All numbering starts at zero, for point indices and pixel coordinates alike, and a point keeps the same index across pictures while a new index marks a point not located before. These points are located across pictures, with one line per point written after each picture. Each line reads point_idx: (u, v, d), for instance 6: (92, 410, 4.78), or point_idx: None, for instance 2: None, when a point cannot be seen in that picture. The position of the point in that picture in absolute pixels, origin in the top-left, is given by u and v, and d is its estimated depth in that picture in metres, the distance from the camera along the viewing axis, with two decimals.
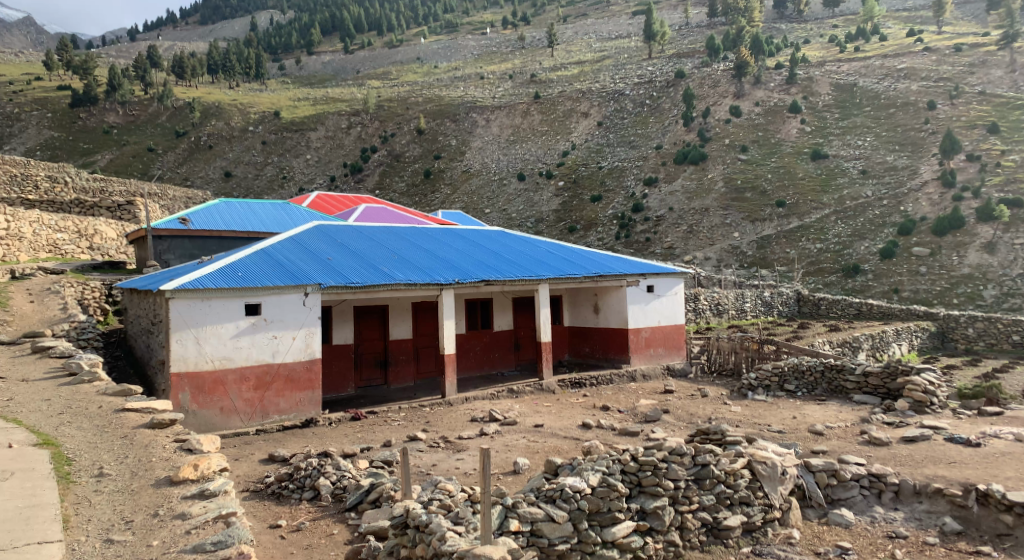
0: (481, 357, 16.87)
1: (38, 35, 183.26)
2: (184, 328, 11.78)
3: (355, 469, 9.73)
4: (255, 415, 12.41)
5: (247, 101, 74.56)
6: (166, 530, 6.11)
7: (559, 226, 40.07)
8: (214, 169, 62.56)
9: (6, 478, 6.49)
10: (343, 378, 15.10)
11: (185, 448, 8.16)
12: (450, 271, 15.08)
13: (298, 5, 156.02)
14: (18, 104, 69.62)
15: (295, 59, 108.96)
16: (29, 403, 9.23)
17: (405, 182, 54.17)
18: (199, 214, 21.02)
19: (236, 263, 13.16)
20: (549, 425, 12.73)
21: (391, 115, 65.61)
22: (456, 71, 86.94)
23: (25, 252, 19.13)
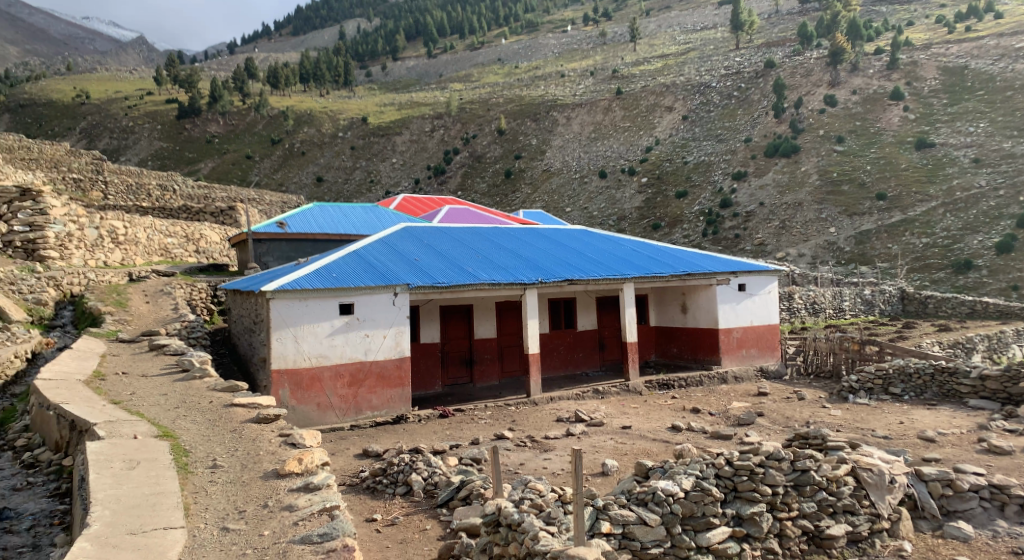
0: (566, 357, 16.85)
1: (148, 53, 196.92)
2: (283, 327, 12.33)
3: (446, 467, 9.94)
4: (349, 411, 12.86)
5: (336, 108, 77.41)
6: (276, 521, 6.45)
7: (642, 223, 39.52)
8: (306, 174, 65.26)
9: (133, 468, 7.00)
10: (431, 376, 15.42)
11: (288, 442, 8.57)
12: (534, 270, 15.14)
13: (384, 12, 160.72)
14: (132, 118, 75.12)
15: (382, 65, 112.27)
16: (149, 397, 9.92)
17: (487, 182, 54.74)
18: (295, 218, 21.98)
19: (330, 264, 13.69)
20: (637, 426, 12.57)
21: (473, 117, 66.48)
22: (537, 70, 87.11)
23: (142, 255, 20.39)
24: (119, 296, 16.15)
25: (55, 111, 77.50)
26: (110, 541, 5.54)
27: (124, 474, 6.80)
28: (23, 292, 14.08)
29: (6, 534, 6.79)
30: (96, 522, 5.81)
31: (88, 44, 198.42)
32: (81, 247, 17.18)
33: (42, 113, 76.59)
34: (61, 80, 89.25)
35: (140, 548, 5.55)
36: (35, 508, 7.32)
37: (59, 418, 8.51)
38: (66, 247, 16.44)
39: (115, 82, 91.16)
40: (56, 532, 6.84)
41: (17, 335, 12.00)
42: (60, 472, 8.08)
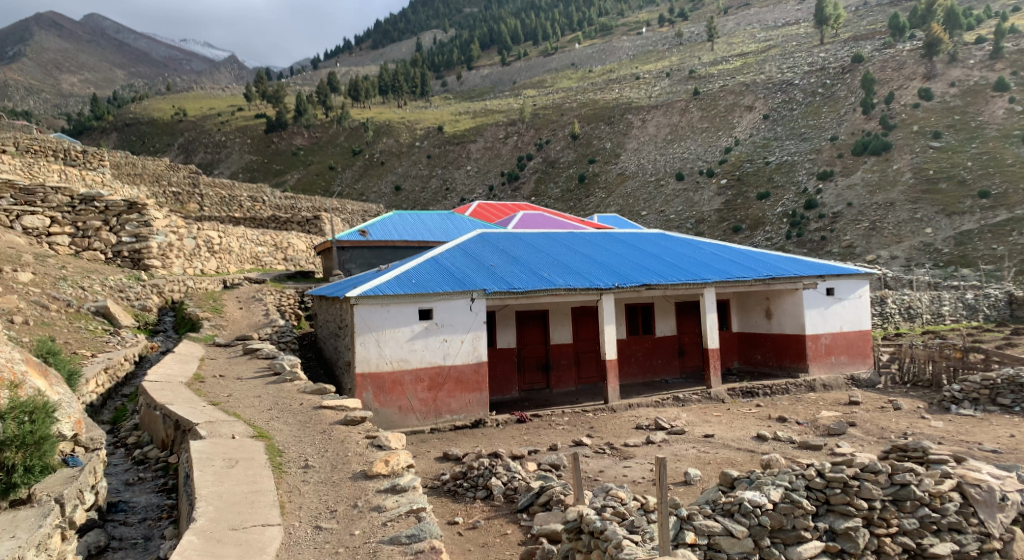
0: (644, 363, 16.63)
1: (239, 71, 207.53)
2: (366, 332, 12.70)
3: (525, 471, 9.99)
4: (429, 414, 13.11)
5: (414, 118, 79.28)
6: (366, 521, 6.66)
7: (722, 226, 38.61)
8: (384, 183, 67.02)
9: (232, 466, 7.38)
10: (508, 381, 15.52)
11: (375, 444, 8.84)
12: (610, 275, 15.03)
13: (459, 23, 163.68)
14: (225, 133, 79.35)
15: (457, 75, 114.24)
16: (245, 399, 10.42)
17: (561, 187, 54.66)
18: (376, 226, 22.63)
19: (410, 270, 14.01)
20: (720, 435, 12.27)
21: (547, 122, 66.64)
22: (611, 73, 86.47)
23: (235, 263, 21.43)
24: (215, 302, 17.04)
25: (156, 129, 82.86)
26: (215, 535, 5.85)
27: (225, 472, 7.17)
28: (130, 299, 15.06)
29: (122, 524, 7.30)
30: (202, 516, 6.14)
31: (186, 65, 210.97)
32: (180, 256, 18.14)
33: (145, 131, 82.01)
34: (162, 99, 95.37)
35: (241, 544, 5.84)
36: (146, 501, 7.84)
37: (165, 417, 9.08)
38: (167, 256, 17.40)
39: (209, 100, 96.58)
40: (165, 525, 7.30)
41: (126, 340, 12.85)
42: (167, 468, 8.65)
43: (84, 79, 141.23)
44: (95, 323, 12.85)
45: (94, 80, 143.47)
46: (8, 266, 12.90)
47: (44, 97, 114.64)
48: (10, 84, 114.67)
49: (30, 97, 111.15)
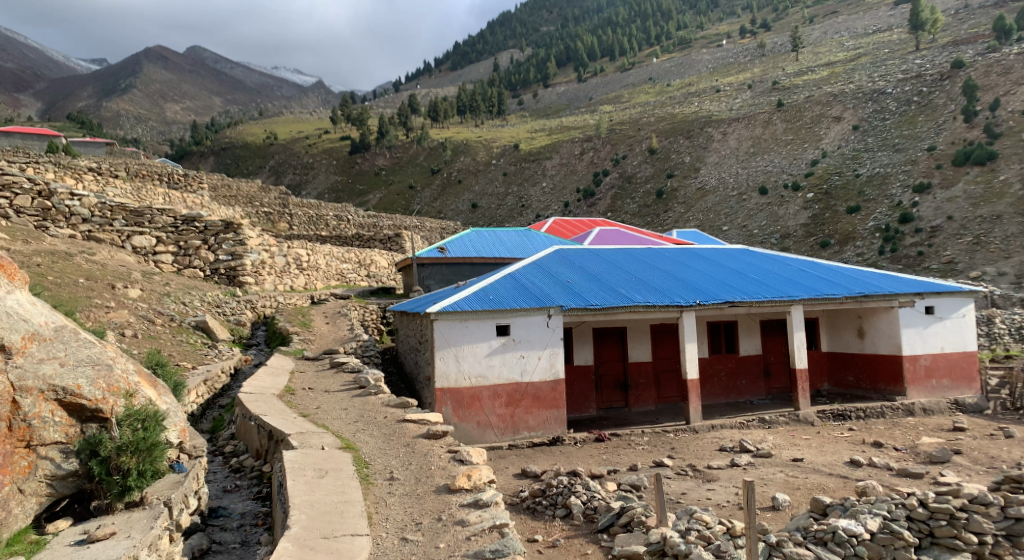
0: (727, 384, 16.17)
1: (326, 96, 217.19)
2: (445, 347, 12.94)
3: (605, 491, 9.89)
4: (507, 431, 13.19)
5: (491, 136, 80.46)
6: (450, 534, 6.77)
7: (809, 242, 37.37)
8: (462, 201, 68.21)
9: (323, 476, 7.68)
10: (585, 398, 15.41)
11: (457, 458, 8.96)
12: (691, 292, 14.75)
13: (536, 43, 165.62)
14: (312, 156, 83.16)
15: (534, 93, 115.43)
16: (333, 411, 10.79)
17: (638, 203, 54.13)
18: (454, 242, 23.05)
19: (488, 287, 14.17)
20: (809, 459, 11.78)
21: (623, 137, 66.20)
22: (690, 87, 85.09)
23: (322, 280, 22.31)
24: (304, 317, 17.77)
25: (250, 152, 87.75)
26: (308, 543, 6.08)
27: (316, 482, 7.45)
28: (227, 313, 15.91)
29: (222, 529, 7.69)
30: (295, 524, 6.39)
31: (277, 90, 222.44)
32: (272, 273, 19.05)
33: (240, 155, 86.95)
34: (255, 124, 100.86)
35: (332, 552, 6.05)
36: (243, 508, 8.23)
37: (259, 428, 9.52)
38: (260, 273, 18.31)
39: (298, 124, 101.36)
40: (260, 532, 7.65)
41: (223, 353, 13.56)
42: (261, 477, 9.07)
43: (185, 107, 151.25)
44: (196, 336, 13.65)
45: (194, 108, 153.44)
46: (119, 283, 13.88)
47: (150, 125, 123.42)
48: (121, 113, 124.24)
49: (139, 125, 120.05)
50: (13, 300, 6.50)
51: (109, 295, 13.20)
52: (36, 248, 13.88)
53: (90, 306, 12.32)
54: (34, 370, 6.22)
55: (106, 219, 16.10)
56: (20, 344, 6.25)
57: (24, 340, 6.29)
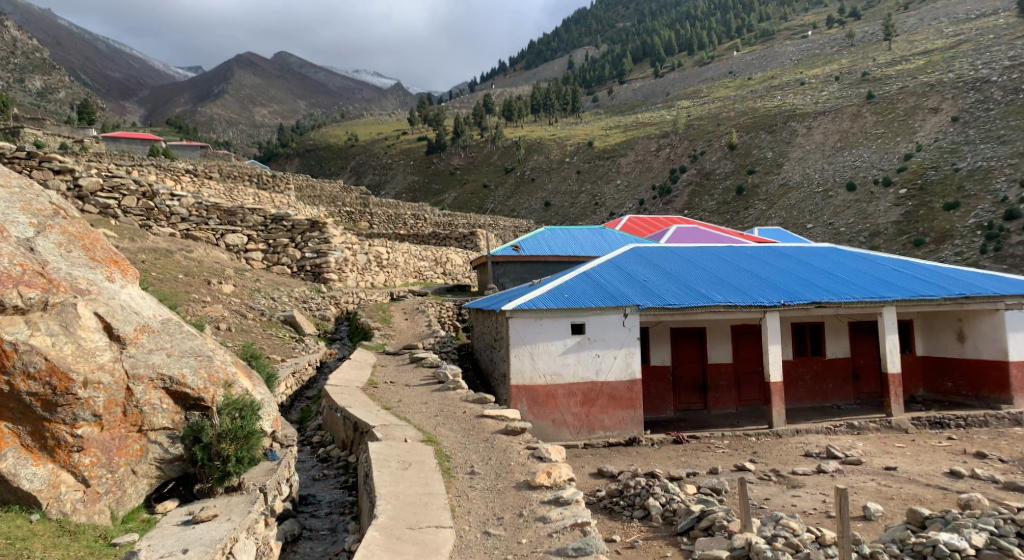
0: (813, 388, 15.57)
1: (404, 97, 222.40)
2: (520, 344, 13.04)
3: (684, 494, 9.74)
4: (582, 430, 13.16)
5: (565, 134, 80.34)
6: (532, 530, 6.82)
7: (901, 241, 35.59)
8: (535, 199, 68.25)
9: (407, 468, 7.91)
10: (662, 399, 15.18)
11: (536, 455, 8.98)
12: (774, 292, 14.30)
13: (611, 39, 164.48)
14: (391, 157, 85.84)
15: (609, 91, 114.53)
16: (413, 405, 11.05)
17: (717, 200, 52.82)
18: (529, 240, 23.14)
19: (563, 285, 14.15)
20: (903, 468, 11.23)
21: (701, 133, 64.66)
22: (773, 80, 82.32)
23: (401, 276, 22.86)
24: (384, 313, 18.32)
25: (332, 154, 91.25)
26: (394, 532, 6.28)
27: (400, 474, 7.70)
28: (313, 309, 16.54)
29: (312, 516, 8.01)
30: (382, 514, 6.60)
31: (357, 93, 229.36)
32: (355, 270, 19.68)
33: (323, 157, 90.53)
34: (336, 126, 104.44)
35: (418, 543, 6.21)
36: (331, 497, 8.57)
37: (345, 419, 9.89)
38: (343, 270, 18.96)
39: (377, 125, 104.21)
40: (348, 520, 7.93)
41: (310, 346, 14.12)
42: (347, 467, 9.40)
43: (273, 111, 158.31)
44: (285, 331, 14.24)
45: (281, 111, 160.49)
46: (214, 278, 14.64)
47: (240, 129, 130.07)
48: (214, 117, 131.39)
49: (230, 128, 126.61)
50: (125, 294, 6.99)
51: (206, 290, 13.94)
52: (140, 246, 14.77)
53: (189, 301, 13.03)
54: (145, 359, 6.61)
55: (202, 218, 16.91)
56: (133, 335, 6.65)
57: (136, 331, 6.71)
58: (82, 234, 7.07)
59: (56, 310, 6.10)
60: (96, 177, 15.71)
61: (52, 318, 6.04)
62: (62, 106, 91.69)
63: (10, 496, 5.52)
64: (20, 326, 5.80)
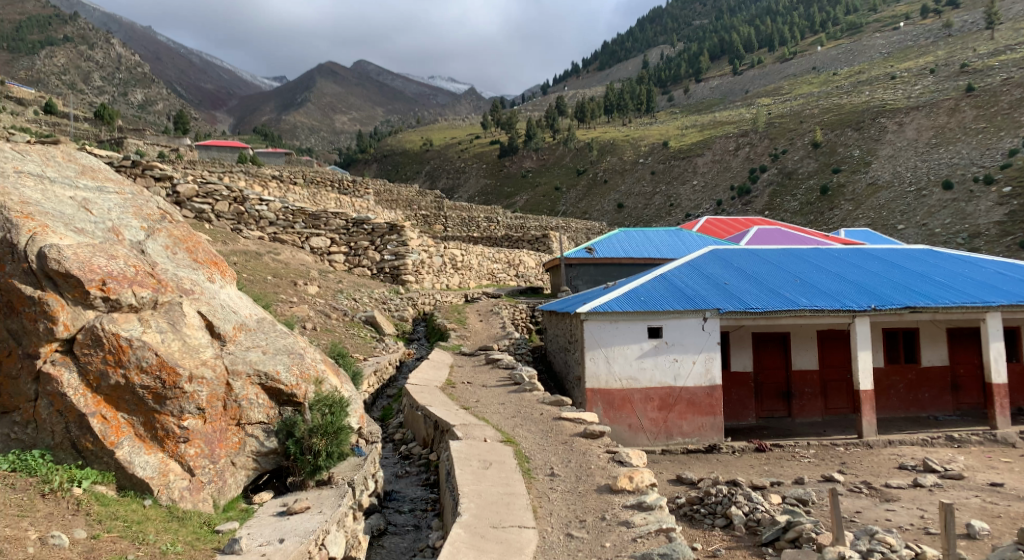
0: (907, 397, 14.80)
1: (478, 102, 225.02)
2: (595, 348, 12.95)
3: (769, 504, 9.44)
4: (660, 435, 12.96)
5: (639, 135, 79.38)
6: (616, 534, 6.76)
7: (1005, 242, 33.26)
8: (608, 201, 67.64)
9: (488, 468, 8.01)
10: (744, 406, 14.77)
11: (616, 460, 8.88)
12: (863, 296, 13.70)
13: (687, 37, 161.65)
14: (464, 160, 87.24)
15: (685, 90, 112.55)
16: (491, 405, 11.17)
17: (799, 201, 50.98)
18: (603, 242, 22.99)
19: (639, 288, 13.97)
20: (1010, 485, 10.53)
21: (783, 131, 62.53)
22: (861, 74, 78.89)
23: (475, 279, 23.15)
24: (460, 314, 18.59)
25: (408, 159, 93.50)
26: (479, 531, 6.37)
27: (481, 473, 7.81)
28: (392, 310, 16.96)
29: (396, 512, 8.21)
30: (466, 512, 6.71)
31: (432, 99, 234.04)
32: (431, 272, 20.06)
33: (399, 162, 92.90)
34: (412, 132, 106.86)
35: (502, 542, 6.27)
36: (414, 494, 8.76)
37: (426, 418, 10.11)
38: (420, 272, 19.36)
39: (452, 130, 105.98)
40: (430, 517, 8.09)
41: (389, 346, 14.50)
42: (428, 465, 9.59)
43: (352, 118, 163.42)
44: (366, 330, 14.65)
45: (360, 118, 165.48)
46: (300, 280, 15.24)
47: (321, 136, 135.13)
48: (297, 125, 136.87)
49: (312, 136, 131.64)
50: (224, 294, 7.38)
51: (292, 291, 14.54)
52: (232, 248, 15.54)
53: (278, 301, 13.61)
54: (243, 356, 6.93)
55: (289, 222, 17.61)
56: (232, 333, 7.00)
57: (234, 329, 7.06)
58: (186, 237, 7.53)
59: (165, 308, 6.48)
60: (192, 183, 16.63)
61: (161, 316, 6.41)
62: (161, 116, 97.86)
63: (126, 482, 5.88)
64: (133, 322, 6.18)
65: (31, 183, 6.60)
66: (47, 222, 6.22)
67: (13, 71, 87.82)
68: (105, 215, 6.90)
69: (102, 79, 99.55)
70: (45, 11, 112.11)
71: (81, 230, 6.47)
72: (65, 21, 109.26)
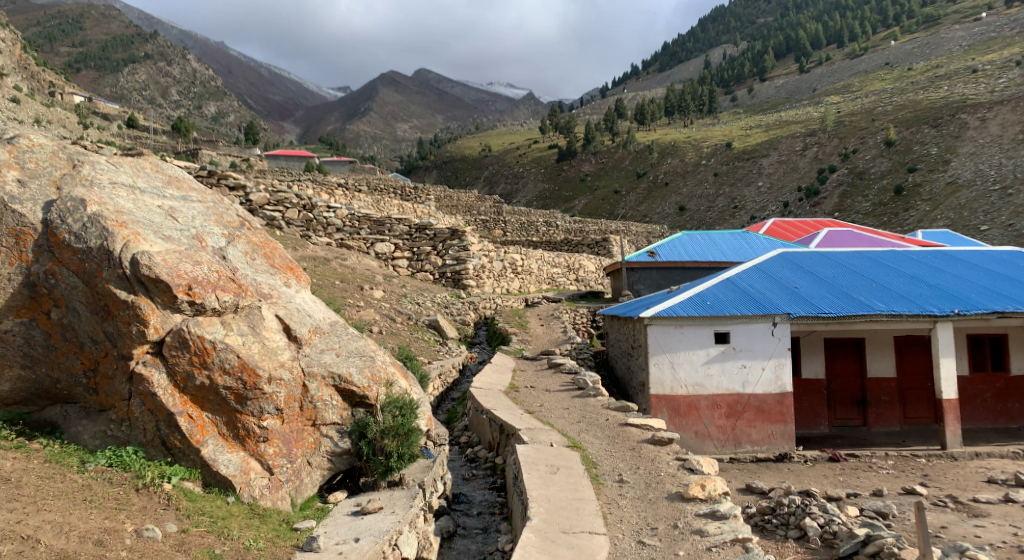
0: (994, 408, 14.01)
1: (536, 106, 225.62)
2: (660, 353, 12.77)
3: (846, 516, 9.09)
4: (728, 443, 12.66)
5: (701, 136, 77.99)
6: (689, 543, 6.63)
7: None
8: (669, 204, 66.64)
9: (556, 473, 8.00)
10: (816, 414, 14.29)
11: (687, 467, 8.71)
12: (944, 300, 13.05)
13: (751, 35, 158.23)
14: (523, 165, 87.63)
15: (748, 89, 110.12)
16: (555, 410, 11.15)
17: (872, 202, 49.12)
18: (665, 246, 22.64)
19: (705, 292, 13.67)
20: None
21: (854, 130, 60.30)
22: (939, 68, 75.47)
23: (535, 283, 23.17)
24: (521, 319, 18.64)
25: (467, 165, 94.64)
26: (549, 536, 6.35)
27: (550, 477, 7.80)
28: (454, 314, 17.14)
29: (464, 514, 8.28)
30: (536, 516, 6.71)
31: (491, 105, 236.16)
32: (491, 276, 20.20)
33: (459, 168, 94.22)
34: (472, 138, 108.05)
35: (574, 547, 6.24)
36: (481, 497, 8.82)
37: (491, 421, 10.16)
38: (481, 277, 19.50)
39: (510, 135, 106.69)
40: (499, 521, 8.12)
41: (453, 349, 14.67)
42: (494, 468, 9.65)
43: (413, 125, 166.46)
44: (429, 334, 14.85)
45: (420, 125, 168.34)
46: (366, 284, 15.59)
47: (383, 144, 138.04)
48: (361, 134, 140.43)
49: (375, 144, 134.75)
50: (300, 298, 7.59)
51: (359, 295, 14.87)
52: (302, 254, 16.02)
53: (346, 305, 13.95)
54: (318, 358, 7.09)
55: (355, 228, 18.02)
56: (307, 336, 7.15)
57: (310, 332, 7.21)
58: (263, 243, 7.79)
59: (245, 312, 6.70)
60: (264, 192, 17.18)
61: (242, 320, 6.63)
62: (233, 128, 101.75)
63: (211, 479, 6.14)
64: (217, 326, 6.43)
65: (123, 193, 6.94)
66: (139, 230, 6.53)
67: (99, 88, 93.46)
68: (190, 223, 7.21)
69: (179, 93, 104.39)
70: (128, 31, 118.62)
71: (169, 237, 6.78)
72: (146, 40, 115.47)
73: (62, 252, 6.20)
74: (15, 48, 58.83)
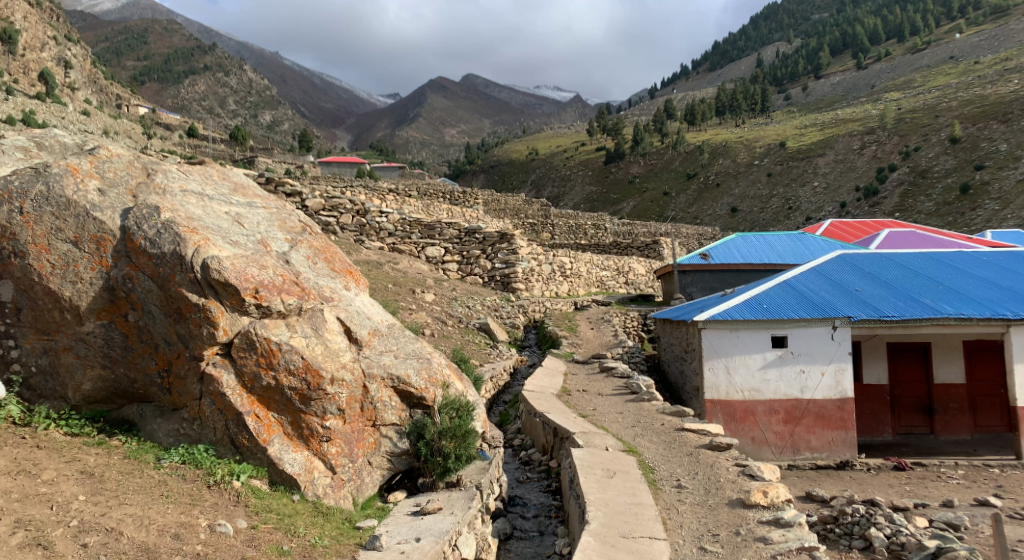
0: None
1: (583, 109, 224.84)
2: (715, 357, 12.53)
3: (914, 527, 8.75)
4: (786, 449, 12.35)
5: (754, 136, 76.38)
6: (753, 550, 6.50)
7: None
8: (721, 205, 65.46)
9: (612, 477, 7.93)
10: (879, 421, 13.82)
11: (747, 473, 8.51)
12: (1018, 304, 12.50)
13: (806, 32, 154.34)
14: (571, 168, 87.40)
15: (803, 87, 107.46)
16: (608, 414, 11.09)
17: (936, 201, 47.29)
18: (718, 248, 22.23)
19: (761, 294, 13.38)
20: None
21: (915, 127, 58.15)
22: (1008, 61, 72.22)
23: (584, 286, 23.06)
24: (571, 322, 18.59)
25: (515, 169, 94.96)
26: (609, 540, 6.32)
27: (607, 482, 7.75)
28: (504, 317, 17.19)
29: (521, 517, 8.29)
30: (594, 520, 6.68)
31: (538, 109, 236.46)
32: (541, 280, 20.22)
33: (506, 172, 94.69)
34: (519, 142, 108.36)
35: (633, 552, 6.17)
36: (536, 500, 8.82)
37: (544, 425, 10.15)
38: (530, 280, 19.55)
39: (558, 138, 106.64)
40: (555, 524, 8.11)
41: (503, 352, 14.72)
42: (548, 471, 9.66)
43: (461, 130, 167.87)
44: (480, 337, 14.93)
45: (469, 130, 169.59)
46: (418, 288, 15.77)
47: (432, 149, 139.56)
48: (410, 139, 142.34)
49: (424, 149, 136.45)
50: (359, 301, 7.73)
51: (411, 298, 15.05)
52: (356, 259, 16.31)
53: (400, 308, 14.15)
54: (378, 359, 7.21)
55: (406, 233, 18.21)
56: (367, 338, 7.27)
57: (369, 334, 7.33)
58: (324, 248, 7.98)
59: (308, 314, 6.84)
60: (319, 198, 17.53)
61: (305, 322, 6.77)
62: (287, 135, 104.37)
63: (277, 478, 6.30)
64: (282, 328, 6.59)
65: (193, 200, 7.21)
66: (208, 235, 6.76)
67: (161, 100, 97.23)
68: (255, 228, 7.44)
69: (235, 102, 107.45)
70: (189, 43, 122.98)
71: (236, 242, 7.00)
72: (205, 52, 119.55)
73: (138, 257, 6.46)
74: (85, 63, 61.85)
